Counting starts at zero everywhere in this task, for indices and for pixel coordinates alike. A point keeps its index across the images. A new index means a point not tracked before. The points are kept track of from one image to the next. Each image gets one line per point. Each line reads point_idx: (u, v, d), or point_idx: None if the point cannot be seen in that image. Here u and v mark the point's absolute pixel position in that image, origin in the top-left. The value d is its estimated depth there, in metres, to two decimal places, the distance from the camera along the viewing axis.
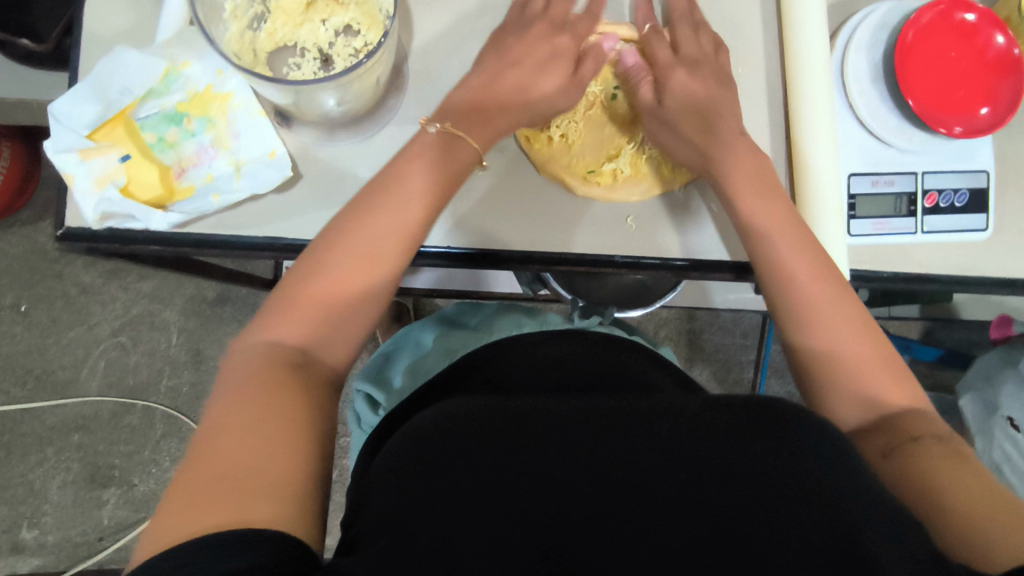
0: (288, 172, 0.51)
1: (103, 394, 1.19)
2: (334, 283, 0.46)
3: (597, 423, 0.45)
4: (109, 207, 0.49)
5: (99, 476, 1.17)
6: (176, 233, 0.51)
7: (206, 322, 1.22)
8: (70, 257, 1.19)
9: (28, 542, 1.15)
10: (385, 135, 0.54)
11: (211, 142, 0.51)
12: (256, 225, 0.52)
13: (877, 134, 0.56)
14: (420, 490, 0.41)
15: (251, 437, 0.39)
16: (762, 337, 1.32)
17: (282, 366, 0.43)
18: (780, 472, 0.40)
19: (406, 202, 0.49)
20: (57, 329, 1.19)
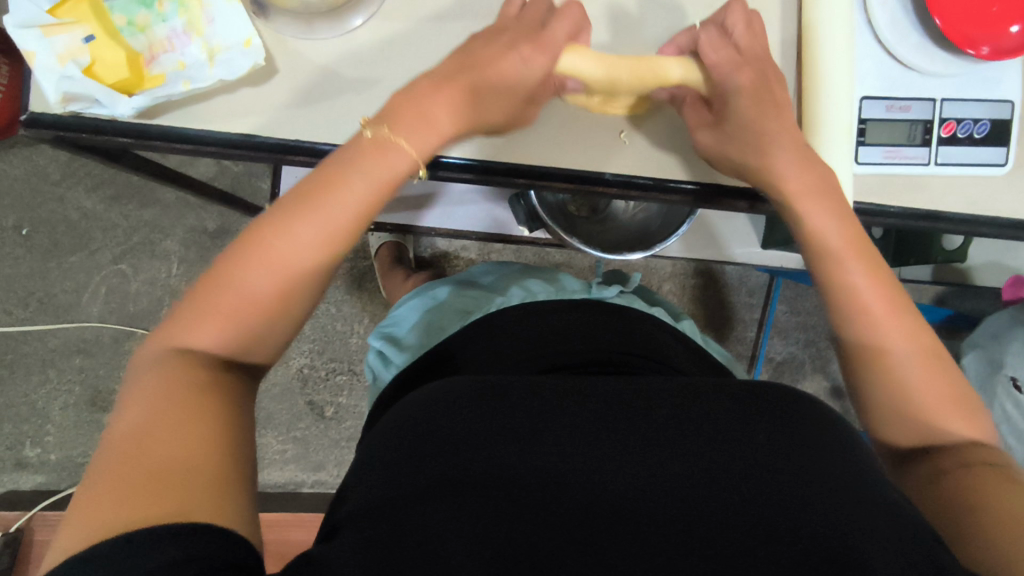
0: (261, 61, 0.50)
1: (103, 319, 1.20)
2: (251, 301, 0.43)
3: (598, 410, 0.46)
4: (70, 86, 0.47)
5: (100, 400, 1.19)
6: (144, 122, 0.50)
7: (206, 254, 1.21)
8: (72, 181, 1.18)
9: (31, 459, 1.18)
10: (369, 32, 0.52)
11: (183, 28, 0.49)
12: (229, 120, 0.51)
13: (897, 54, 0.52)
14: (422, 468, 0.42)
15: (168, 444, 0.37)
16: (768, 297, 1.30)
17: (198, 373, 0.41)
18: (780, 468, 0.41)
19: (334, 212, 0.44)
20: (58, 253, 1.19)
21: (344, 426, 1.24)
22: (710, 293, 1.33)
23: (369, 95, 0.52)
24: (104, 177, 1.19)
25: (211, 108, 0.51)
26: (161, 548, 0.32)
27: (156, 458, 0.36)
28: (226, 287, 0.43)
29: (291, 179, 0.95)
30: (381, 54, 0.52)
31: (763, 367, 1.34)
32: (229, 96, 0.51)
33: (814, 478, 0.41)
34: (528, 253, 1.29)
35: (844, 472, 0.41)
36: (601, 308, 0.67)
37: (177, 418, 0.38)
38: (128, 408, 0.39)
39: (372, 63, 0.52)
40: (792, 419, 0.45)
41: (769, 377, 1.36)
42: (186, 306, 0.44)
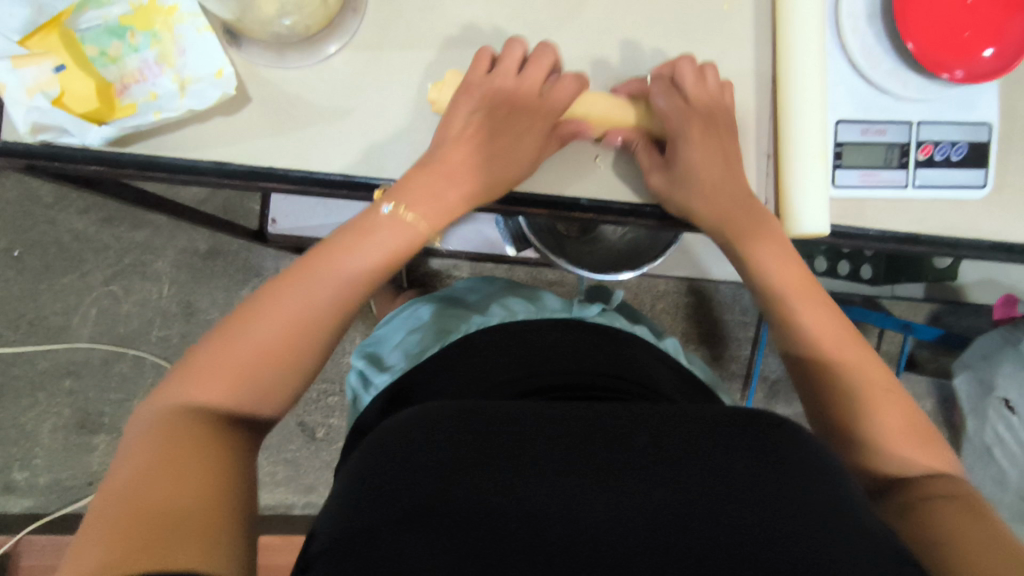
0: (232, 91, 0.50)
1: (93, 340, 1.19)
2: (254, 355, 0.48)
3: (574, 435, 0.45)
4: (39, 117, 0.47)
5: (89, 422, 1.18)
6: (116, 150, 0.50)
7: (197, 275, 1.21)
8: (65, 203, 1.19)
9: (19, 483, 1.17)
10: (343, 60, 0.52)
11: (155, 59, 0.49)
12: (202, 150, 0.51)
13: (870, 78, 0.53)
14: (395, 496, 0.41)
15: (162, 486, 0.40)
16: (762, 314, 1.29)
17: (192, 425, 0.44)
18: (760, 494, 0.41)
19: (332, 276, 0.51)
20: (49, 275, 1.19)
21: (336, 448, 1.23)
22: (703, 311, 1.32)
23: (344, 123, 0.52)
24: (96, 199, 1.19)
25: (183, 137, 0.51)
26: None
27: (154, 500, 0.39)
28: (233, 346, 0.48)
29: (280, 201, 0.95)
30: (356, 81, 0.52)
31: (759, 385, 1.33)
32: (202, 125, 0.51)
33: (797, 506, 0.40)
34: (520, 272, 1.28)
35: (827, 498, 0.41)
36: (582, 329, 0.68)
37: (172, 469, 0.41)
38: (125, 461, 0.42)
39: (346, 91, 0.52)
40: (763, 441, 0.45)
41: (765, 396, 1.35)
42: (192, 365, 0.48)
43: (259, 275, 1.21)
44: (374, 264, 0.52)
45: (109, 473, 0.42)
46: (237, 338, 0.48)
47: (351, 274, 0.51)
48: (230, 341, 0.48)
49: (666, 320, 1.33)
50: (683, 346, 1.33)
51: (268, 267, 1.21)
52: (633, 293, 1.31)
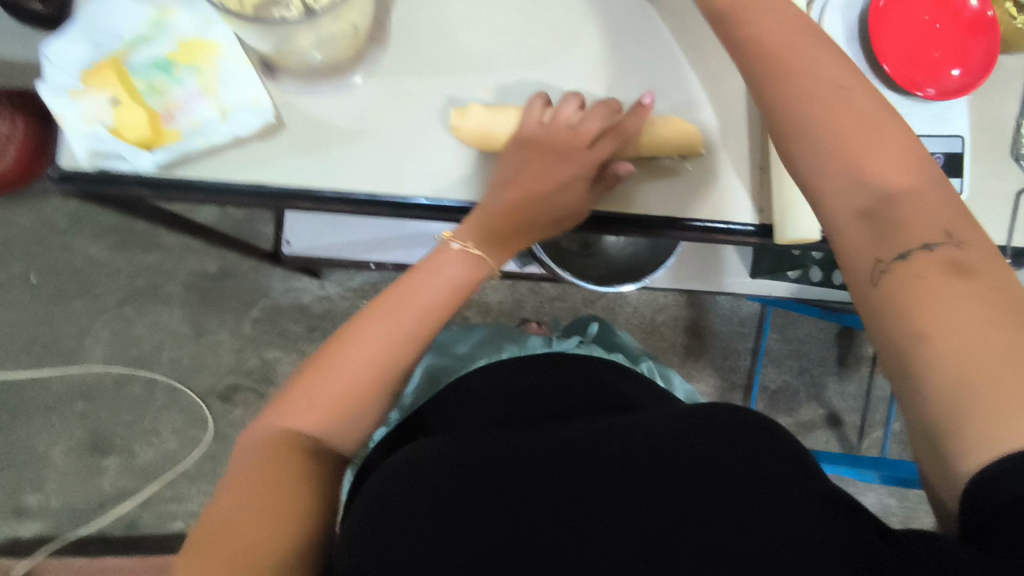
0: (270, 117, 0.54)
1: (106, 362, 1.21)
2: (344, 387, 0.52)
3: (544, 467, 0.49)
4: (98, 145, 0.52)
5: (101, 444, 1.20)
6: (162, 174, 0.53)
7: (208, 297, 1.24)
8: (78, 229, 1.22)
9: (32, 506, 1.18)
10: (368, 87, 0.56)
11: (198, 89, 0.54)
12: (241, 173, 0.54)
13: None
14: (393, 553, 0.44)
15: (264, 522, 0.43)
16: (760, 325, 1.33)
17: (291, 451, 0.48)
18: (730, 486, 0.44)
19: (407, 308, 0.55)
20: (63, 299, 1.21)
21: None
22: (702, 323, 1.36)
23: (371, 144, 0.56)
24: (109, 225, 1.22)
25: (223, 161, 0.54)
26: None
27: (250, 537, 0.42)
28: (325, 378, 0.52)
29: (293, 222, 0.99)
30: (380, 107, 0.56)
31: (759, 395, 1.36)
32: (239, 150, 0.55)
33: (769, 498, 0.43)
34: (523, 288, 1.32)
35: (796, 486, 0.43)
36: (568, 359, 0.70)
37: (269, 499, 0.44)
38: (228, 489, 0.45)
39: (371, 115, 0.56)
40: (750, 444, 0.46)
41: (765, 405, 1.38)
42: (289, 397, 0.52)
43: (268, 295, 1.24)
44: (451, 293, 0.57)
45: (212, 499, 0.45)
46: (328, 386, 0.51)
47: (427, 300, 0.56)
48: (316, 390, 0.51)
49: (666, 332, 1.36)
50: (684, 358, 1.36)
51: (277, 288, 1.24)
52: (633, 306, 1.35)
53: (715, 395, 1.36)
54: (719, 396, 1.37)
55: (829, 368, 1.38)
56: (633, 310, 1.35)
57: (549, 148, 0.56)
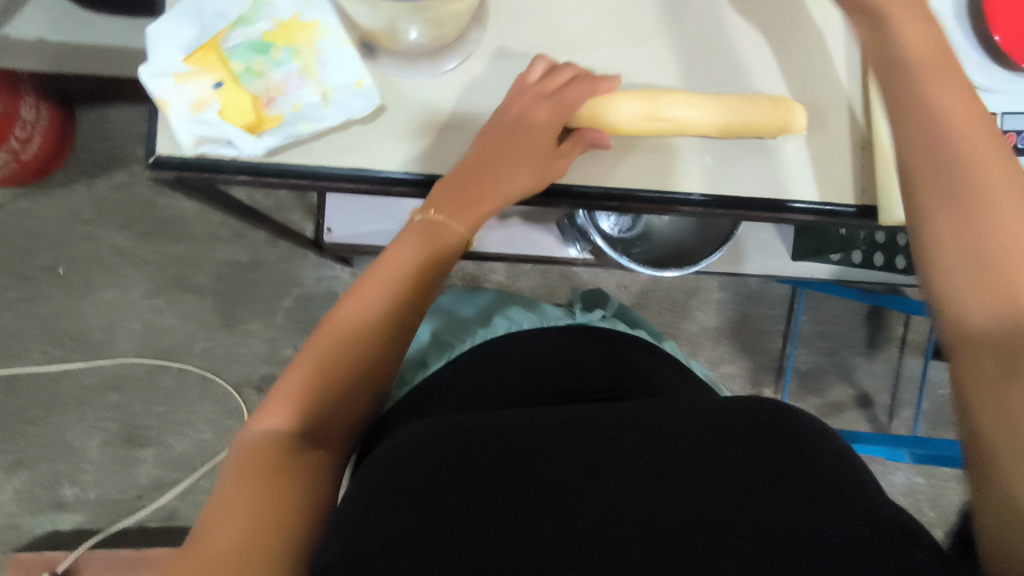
0: (374, 101, 0.58)
1: (138, 354, 1.20)
2: (305, 377, 0.55)
3: (562, 445, 0.48)
4: (203, 130, 0.56)
5: (136, 436, 1.19)
6: (263, 160, 0.57)
7: (239, 286, 1.22)
8: (106, 219, 1.20)
9: (69, 499, 1.17)
10: (463, 72, 0.61)
11: (299, 71, 0.58)
12: (345, 156, 0.59)
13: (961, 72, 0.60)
14: (386, 528, 0.44)
15: (229, 522, 0.44)
16: (792, 307, 1.33)
17: (264, 449, 0.50)
18: (753, 486, 0.44)
19: (386, 278, 0.59)
20: (93, 291, 1.20)
21: None
22: (733, 306, 1.36)
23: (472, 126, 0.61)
24: (137, 214, 1.20)
25: (326, 144, 0.58)
26: None
27: (214, 540, 0.43)
28: (288, 376, 0.55)
29: (334, 210, 0.97)
30: (477, 90, 0.61)
31: (791, 376, 1.36)
32: (345, 133, 0.59)
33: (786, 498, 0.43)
34: (555, 274, 1.31)
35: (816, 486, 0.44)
36: (593, 334, 0.69)
37: (236, 497, 0.46)
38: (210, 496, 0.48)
39: (472, 99, 0.61)
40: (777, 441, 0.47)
41: (796, 387, 1.38)
42: (262, 406, 0.55)
43: (300, 284, 1.23)
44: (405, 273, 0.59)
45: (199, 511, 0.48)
46: (324, 354, 0.56)
47: (393, 276, 0.59)
48: (314, 355, 0.56)
49: (697, 316, 1.36)
50: (716, 341, 1.36)
51: (309, 276, 1.23)
52: (664, 290, 1.34)
53: (747, 377, 1.36)
54: (751, 378, 1.37)
55: (859, 348, 1.38)
56: (664, 295, 1.35)
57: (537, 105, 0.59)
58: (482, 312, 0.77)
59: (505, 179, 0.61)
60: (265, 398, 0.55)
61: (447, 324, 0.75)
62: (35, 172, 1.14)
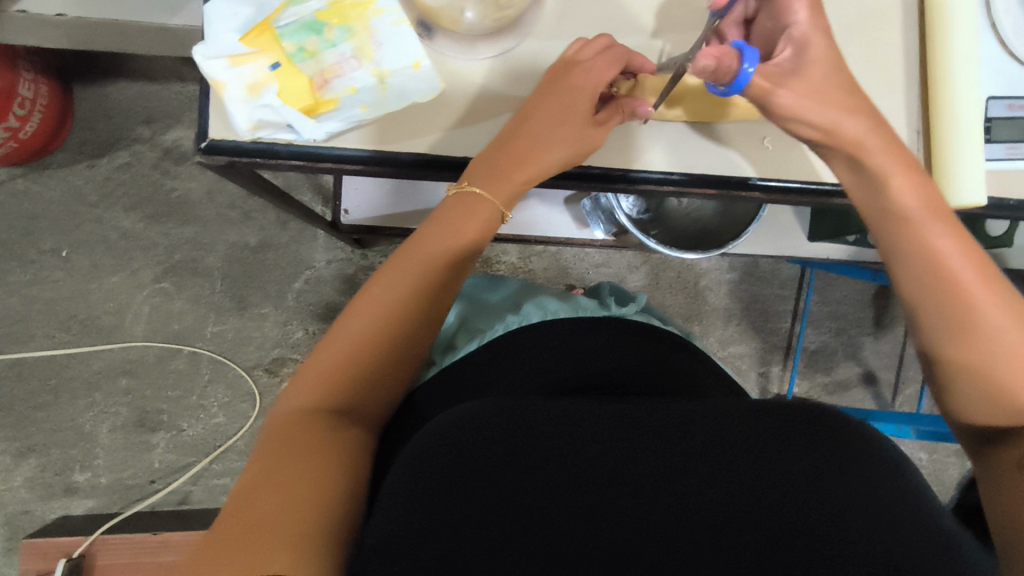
0: (433, 83, 0.58)
1: (148, 338, 1.18)
2: (344, 353, 0.53)
3: (617, 436, 0.46)
4: (260, 115, 0.56)
5: (148, 420, 1.18)
6: (320, 143, 0.57)
7: (249, 269, 1.20)
8: (110, 201, 1.17)
9: (81, 484, 1.16)
10: (516, 54, 0.60)
11: (353, 52, 0.57)
12: (402, 140, 0.59)
13: (1020, 54, 0.59)
14: (437, 517, 0.41)
15: (272, 497, 0.44)
16: (803, 287, 1.34)
17: (305, 426, 0.50)
18: (824, 495, 0.41)
19: (416, 259, 0.57)
20: (99, 274, 1.18)
21: None
22: (743, 287, 1.36)
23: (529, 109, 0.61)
24: (142, 196, 1.18)
25: (383, 127, 0.58)
26: None
27: (253, 513, 0.43)
28: (328, 350, 0.54)
29: (351, 192, 0.95)
30: (529, 73, 0.61)
31: (800, 356, 1.37)
32: (403, 116, 0.59)
33: (858, 511, 0.40)
34: (567, 256, 1.31)
35: (889, 504, 0.41)
36: (629, 333, 0.68)
37: (279, 474, 0.45)
38: (252, 465, 0.47)
39: (525, 82, 0.61)
40: (835, 439, 0.45)
41: (804, 365, 1.39)
42: (301, 379, 0.54)
43: (312, 267, 1.21)
44: (439, 253, 0.57)
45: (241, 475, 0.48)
46: (359, 334, 0.54)
47: (427, 254, 0.57)
48: (346, 333, 0.54)
49: (708, 297, 1.36)
50: (726, 322, 1.37)
51: (320, 259, 1.21)
52: (677, 271, 1.35)
53: (756, 358, 1.38)
54: (759, 357, 1.38)
55: (866, 327, 1.39)
56: (676, 276, 1.35)
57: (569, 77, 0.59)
58: (510, 300, 0.76)
59: (539, 153, 0.59)
60: (302, 373, 0.54)
61: (475, 311, 0.74)
62: (35, 152, 1.10)
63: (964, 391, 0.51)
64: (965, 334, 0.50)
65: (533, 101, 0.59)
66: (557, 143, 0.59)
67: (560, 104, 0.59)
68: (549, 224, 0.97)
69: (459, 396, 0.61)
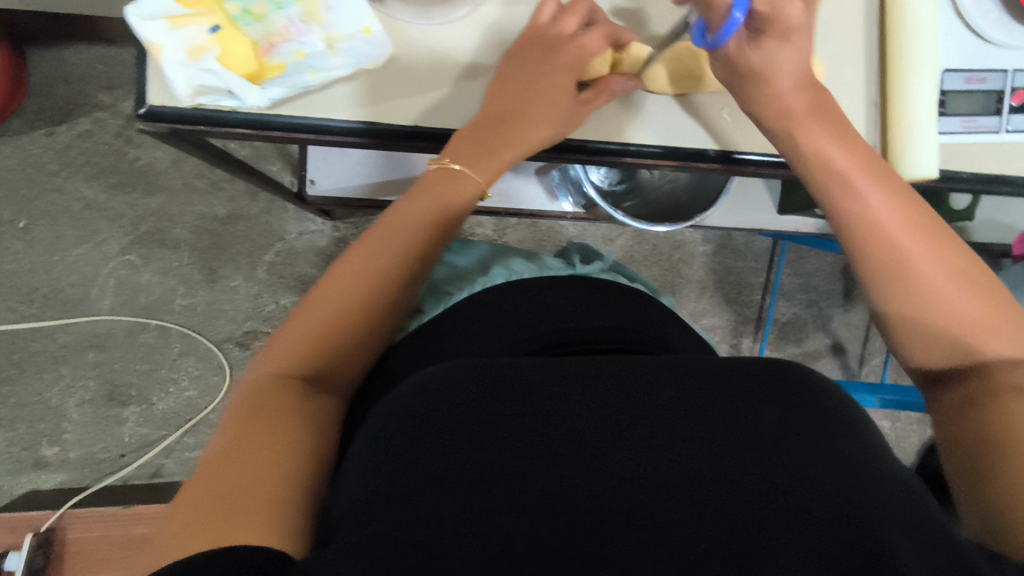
0: (384, 49, 0.57)
1: (115, 312, 1.16)
2: (321, 322, 0.52)
3: (590, 393, 0.45)
4: (203, 81, 0.54)
5: (117, 394, 1.17)
6: (267, 111, 0.57)
7: (218, 241, 1.18)
8: (71, 170, 1.14)
9: (50, 458, 1.16)
10: (470, 21, 0.60)
11: (301, 16, 0.55)
12: (353, 108, 0.58)
13: (978, 27, 0.59)
14: (406, 477, 0.40)
15: (244, 462, 0.43)
16: (775, 260, 1.35)
17: (280, 394, 0.48)
18: (792, 450, 0.40)
19: (397, 225, 0.56)
20: (61, 246, 1.15)
21: None
22: (717, 260, 1.38)
23: (483, 80, 0.60)
24: (105, 165, 1.14)
25: (331, 95, 0.58)
26: (227, 569, 0.36)
27: (225, 480, 0.41)
28: (304, 316, 0.52)
29: (318, 162, 0.94)
30: (482, 40, 0.60)
31: (771, 328, 1.39)
32: (352, 84, 0.58)
33: (827, 465, 0.40)
34: (543, 228, 1.30)
35: (853, 461, 0.40)
36: (597, 292, 0.68)
37: (252, 440, 0.44)
38: (222, 431, 0.45)
39: (483, 49, 0.60)
40: (800, 397, 0.45)
41: (776, 337, 1.42)
42: (273, 347, 0.52)
43: (283, 239, 1.20)
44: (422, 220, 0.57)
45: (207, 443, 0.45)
46: (338, 301, 0.52)
47: (410, 220, 0.57)
48: (325, 301, 0.53)
49: (681, 270, 1.37)
50: (700, 294, 1.38)
51: (291, 231, 1.19)
52: (652, 244, 1.35)
53: (728, 330, 1.40)
54: (732, 329, 1.40)
55: (836, 300, 1.42)
56: (650, 249, 1.35)
57: (540, 43, 0.60)
58: (481, 263, 0.75)
59: (529, 130, 0.61)
60: (273, 341, 0.52)
61: (448, 274, 0.73)
62: None
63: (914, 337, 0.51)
64: (905, 294, 0.50)
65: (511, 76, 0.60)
66: (540, 116, 0.61)
67: (543, 80, 0.60)
68: (519, 196, 0.96)
69: (421, 363, 0.60)
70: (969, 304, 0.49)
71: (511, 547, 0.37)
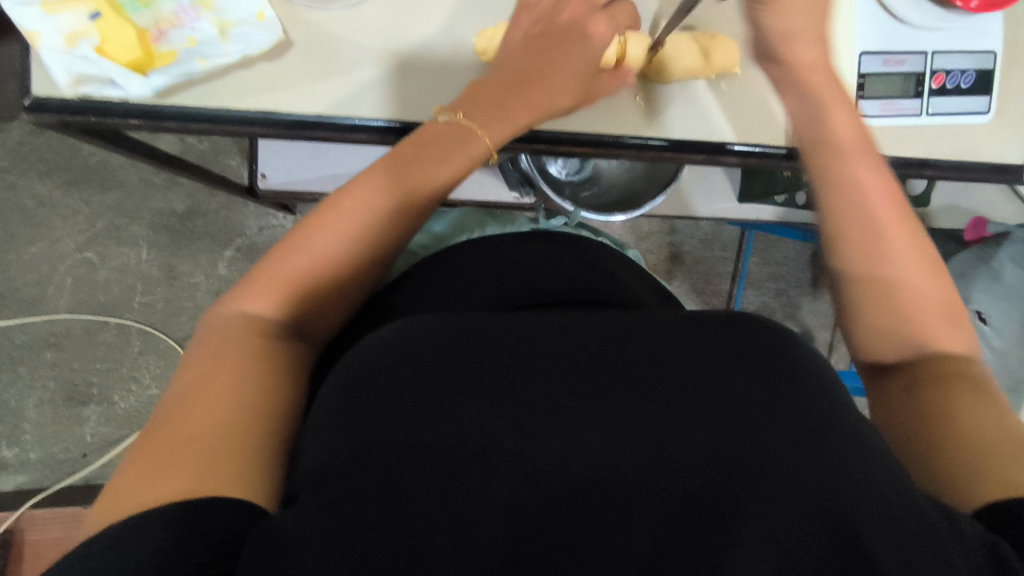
0: (277, 33, 0.57)
1: (73, 310, 1.15)
2: (304, 265, 0.49)
3: (563, 356, 0.43)
4: (83, 69, 0.54)
5: (77, 394, 1.15)
6: (155, 102, 0.56)
7: (177, 237, 1.17)
8: (23, 167, 1.12)
9: (10, 460, 1.14)
10: (372, 4, 0.59)
11: (192, 3, 0.56)
12: (249, 98, 0.57)
13: (894, 11, 0.59)
14: (371, 444, 0.38)
15: (204, 409, 0.40)
16: (741, 250, 1.35)
17: (254, 337, 0.46)
18: (765, 415, 0.39)
19: (402, 174, 0.53)
20: (16, 245, 1.13)
21: None
22: (687, 250, 1.37)
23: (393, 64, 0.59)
24: (59, 162, 1.13)
25: (224, 85, 0.57)
26: (182, 537, 0.34)
27: (184, 428, 0.39)
28: (289, 257, 0.49)
29: (269, 155, 0.92)
30: (388, 24, 0.59)
31: None
32: (246, 71, 0.57)
33: (799, 430, 0.38)
34: None
35: (819, 420, 0.39)
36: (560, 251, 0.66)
37: (218, 386, 0.42)
38: (188, 369, 0.43)
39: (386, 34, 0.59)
40: (780, 354, 0.42)
41: None
42: (251, 279, 0.49)
43: (244, 235, 1.18)
44: (430, 173, 0.54)
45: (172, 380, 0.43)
46: (334, 244, 0.50)
47: (418, 168, 0.54)
48: (308, 246, 0.50)
49: (651, 259, 1.37)
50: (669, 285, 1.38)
51: (251, 226, 1.18)
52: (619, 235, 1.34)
53: None
54: None
55: (804, 288, 1.42)
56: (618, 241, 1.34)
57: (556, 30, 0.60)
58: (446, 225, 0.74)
59: (548, 97, 0.59)
60: (254, 273, 0.50)
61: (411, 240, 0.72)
62: None
63: (879, 337, 0.49)
64: (873, 297, 0.50)
65: (529, 48, 0.59)
66: (562, 77, 0.59)
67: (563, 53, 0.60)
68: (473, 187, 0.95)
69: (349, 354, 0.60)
70: (928, 293, 0.49)
71: (478, 523, 0.36)
